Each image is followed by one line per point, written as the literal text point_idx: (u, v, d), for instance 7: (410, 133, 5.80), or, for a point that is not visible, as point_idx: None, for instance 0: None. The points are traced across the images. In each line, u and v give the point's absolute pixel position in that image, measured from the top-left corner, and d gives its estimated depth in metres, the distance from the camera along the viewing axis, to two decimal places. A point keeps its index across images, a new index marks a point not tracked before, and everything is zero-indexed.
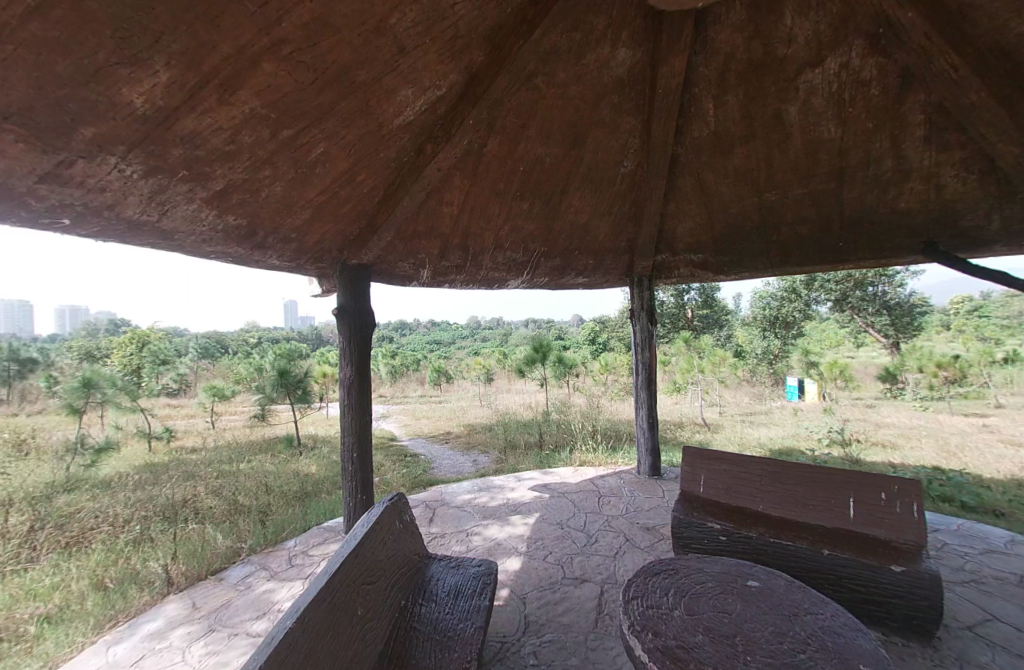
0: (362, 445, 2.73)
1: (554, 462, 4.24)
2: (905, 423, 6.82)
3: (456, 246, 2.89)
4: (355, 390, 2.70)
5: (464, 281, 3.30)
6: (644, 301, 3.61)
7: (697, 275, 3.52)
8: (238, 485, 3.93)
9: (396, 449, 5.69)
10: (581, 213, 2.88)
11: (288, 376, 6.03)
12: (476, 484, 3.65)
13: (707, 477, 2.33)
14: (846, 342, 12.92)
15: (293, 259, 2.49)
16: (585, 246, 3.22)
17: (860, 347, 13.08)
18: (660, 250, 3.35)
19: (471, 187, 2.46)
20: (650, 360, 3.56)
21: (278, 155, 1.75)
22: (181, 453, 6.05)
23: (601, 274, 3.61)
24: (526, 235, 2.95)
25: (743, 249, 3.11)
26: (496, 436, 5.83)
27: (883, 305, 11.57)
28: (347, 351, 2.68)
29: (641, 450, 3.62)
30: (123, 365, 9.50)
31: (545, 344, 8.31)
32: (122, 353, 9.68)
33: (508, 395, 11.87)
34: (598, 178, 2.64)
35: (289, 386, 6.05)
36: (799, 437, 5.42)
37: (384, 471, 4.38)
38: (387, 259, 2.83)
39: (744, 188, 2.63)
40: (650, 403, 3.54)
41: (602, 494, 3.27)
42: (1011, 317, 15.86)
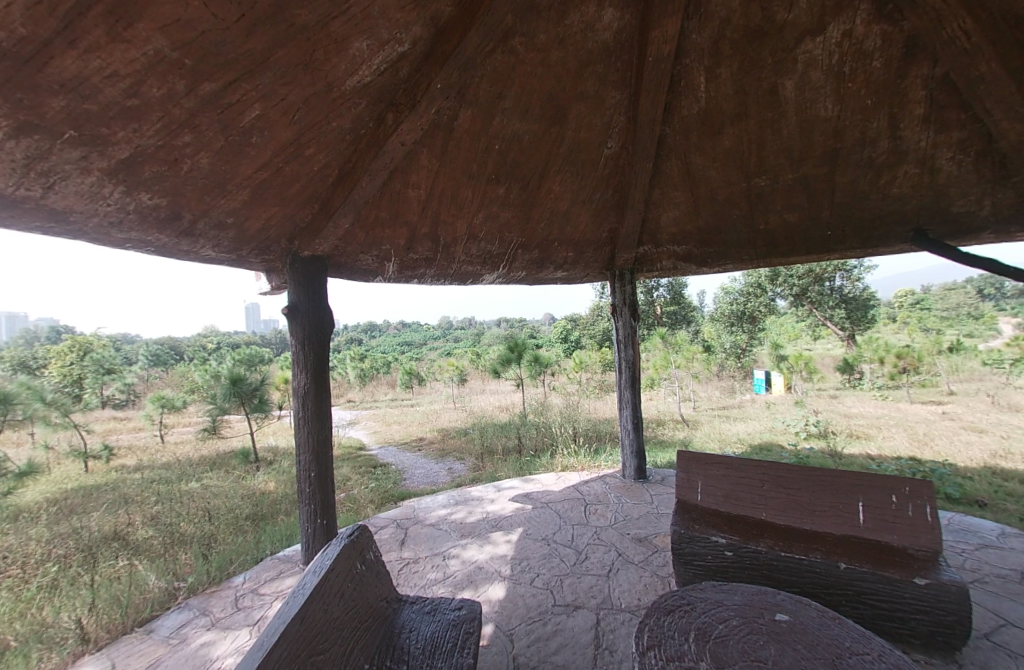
0: (322, 461, 2.40)
1: (534, 467, 4.00)
2: (871, 413, 7.00)
3: (423, 236, 2.59)
4: (311, 401, 2.36)
5: (433, 276, 3.01)
6: (626, 296, 3.42)
7: (680, 267, 3.34)
8: (182, 509, 3.50)
9: (365, 459, 5.33)
10: (561, 200, 2.65)
11: (241, 385, 5.51)
12: (452, 497, 3.36)
13: (704, 484, 2.11)
14: (808, 335, 13.37)
15: (232, 251, 2.14)
16: (565, 236, 2.98)
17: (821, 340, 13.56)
18: (643, 242, 3.15)
19: (440, 167, 2.18)
20: (633, 358, 3.37)
21: (199, 115, 1.42)
22: (121, 473, 5.46)
23: (581, 268, 3.39)
24: (503, 223, 2.69)
25: (729, 240, 2.94)
26: (472, 441, 5.54)
27: (842, 299, 12.00)
28: (300, 357, 2.35)
29: (626, 453, 3.43)
30: (59, 376, 8.67)
31: (520, 343, 8.08)
32: (59, 362, 8.82)
33: (483, 396, 11.62)
34: (580, 161, 2.41)
35: (243, 396, 5.54)
36: (776, 430, 5.42)
37: (350, 485, 4.02)
38: (345, 250, 2.50)
39: (734, 173, 2.46)
40: (634, 402, 3.36)
41: (587, 502, 3.05)
42: (953, 309, 16.90)
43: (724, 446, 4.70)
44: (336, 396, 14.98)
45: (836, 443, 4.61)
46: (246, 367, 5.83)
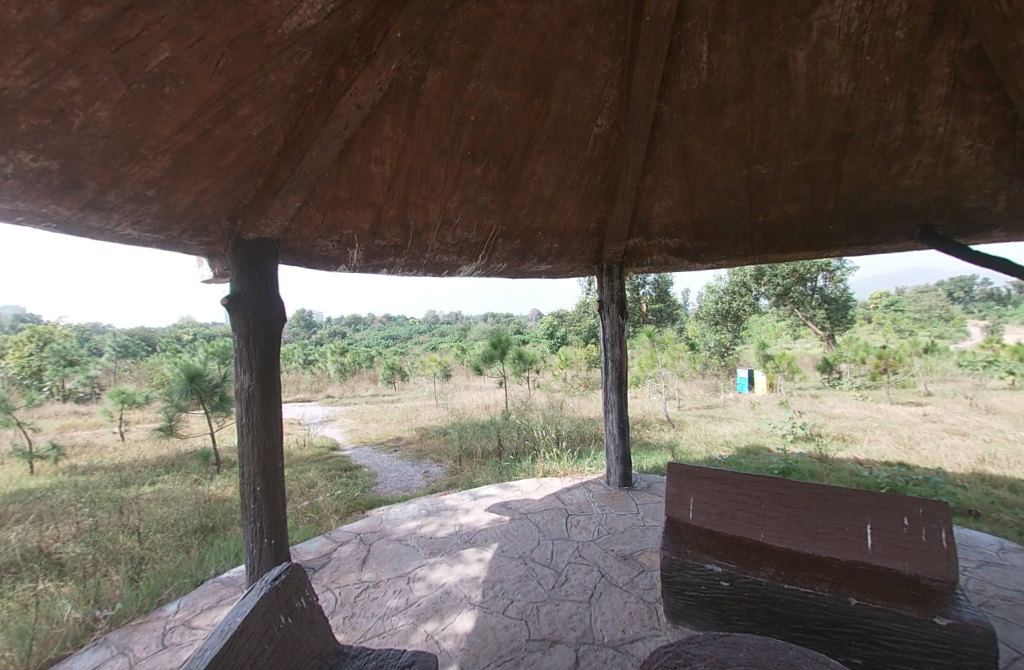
0: (273, 473, 2.14)
1: (513, 471, 3.78)
2: (854, 413, 6.97)
3: (390, 220, 2.30)
4: (257, 404, 2.07)
5: (404, 266, 2.72)
6: (614, 292, 3.17)
7: (671, 262, 3.09)
8: (124, 518, 3.17)
9: (336, 460, 5.03)
10: (545, 184, 2.39)
11: (201, 381, 5.14)
12: (423, 507, 3.09)
13: (697, 500, 1.90)
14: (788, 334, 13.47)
15: (159, 229, 1.84)
16: (549, 226, 2.72)
17: (803, 339, 13.65)
18: (633, 234, 2.90)
19: (405, 139, 1.90)
20: (620, 358, 3.15)
21: (84, 50, 1.14)
22: (69, 474, 5.06)
23: (567, 262, 3.14)
24: (480, 208, 2.41)
25: (725, 233, 2.71)
26: (451, 442, 5.28)
27: (824, 299, 12.07)
28: (244, 354, 2.05)
29: (611, 459, 3.21)
30: (16, 368, 8.18)
31: (503, 340, 7.82)
32: (15, 354, 8.31)
33: (466, 393, 11.37)
34: (566, 139, 2.16)
35: (202, 393, 5.17)
36: (763, 431, 5.28)
37: (315, 491, 3.72)
38: (300, 231, 2.20)
39: (734, 158, 2.24)
40: (621, 405, 3.15)
41: (569, 514, 2.82)
42: (928, 311, 17.27)
43: (711, 449, 4.53)
44: (315, 391, 14.51)
45: (824, 447, 4.48)
46: (207, 362, 5.45)
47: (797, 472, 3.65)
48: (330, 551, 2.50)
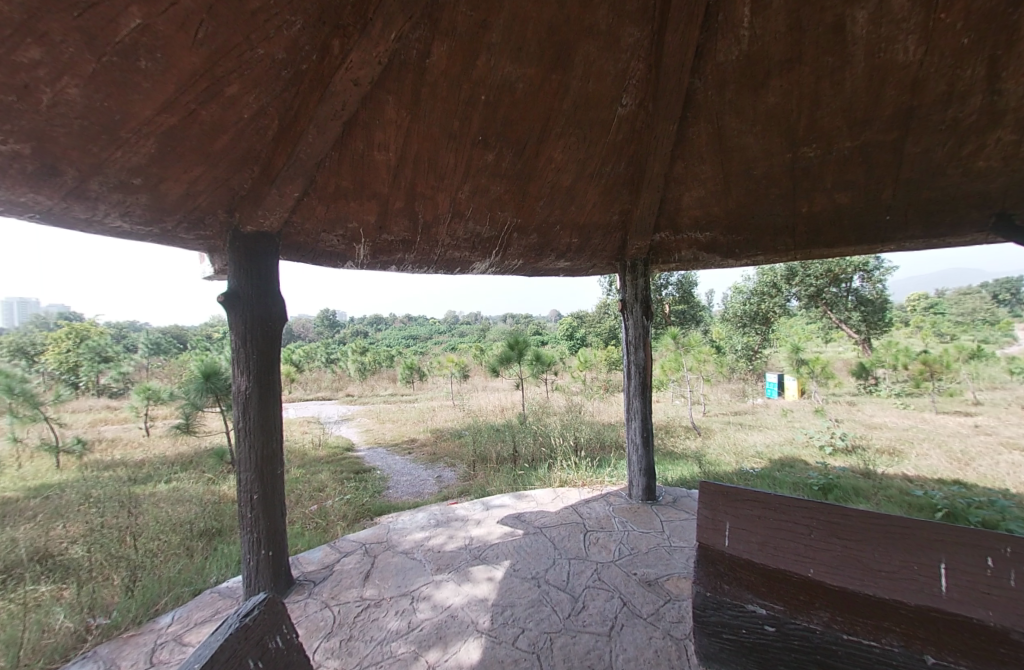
0: (271, 479, 2.01)
1: (528, 479, 3.59)
2: (896, 423, 6.49)
3: (397, 212, 2.15)
4: (254, 408, 1.95)
5: (414, 263, 2.58)
6: (638, 290, 2.94)
7: (701, 259, 2.84)
8: (132, 517, 3.13)
9: (350, 462, 4.95)
10: (564, 173, 2.19)
11: (217, 379, 5.13)
12: (432, 516, 2.94)
13: (732, 529, 1.11)
14: (819, 337, 12.85)
15: (151, 221, 1.74)
16: (568, 219, 2.52)
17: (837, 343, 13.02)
18: (660, 228, 2.67)
19: (411, 122, 1.75)
20: (644, 362, 2.91)
21: (40, 14, 1.02)
22: (92, 470, 5.14)
23: (587, 259, 2.92)
24: (493, 200, 2.23)
25: (764, 225, 2.46)
26: (465, 446, 5.12)
27: (860, 301, 11.43)
28: (242, 356, 1.93)
29: (633, 471, 2.99)
30: (55, 364, 8.54)
31: (521, 341, 7.62)
32: (54, 349, 8.64)
33: (484, 394, 11.24)
34: (588, 122, 1.96)
35: (218, 391, 5.16)
36: (798, 442, 4.92)
37: (324, 495, 3.62)
38: (303, 224, 2.08)
39: (776, 139, 2.01)
40: (644, 414, 2.93)
41: (587, 530, 2.61)
42: (972, 313, 16.27)
43: (741, 459, 4.22)
44: (336, 389, 14.66)
45: (867, 461, 4.12)
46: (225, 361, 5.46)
47: (839, 488, 3.33)
48: (333, 562, 2.36)
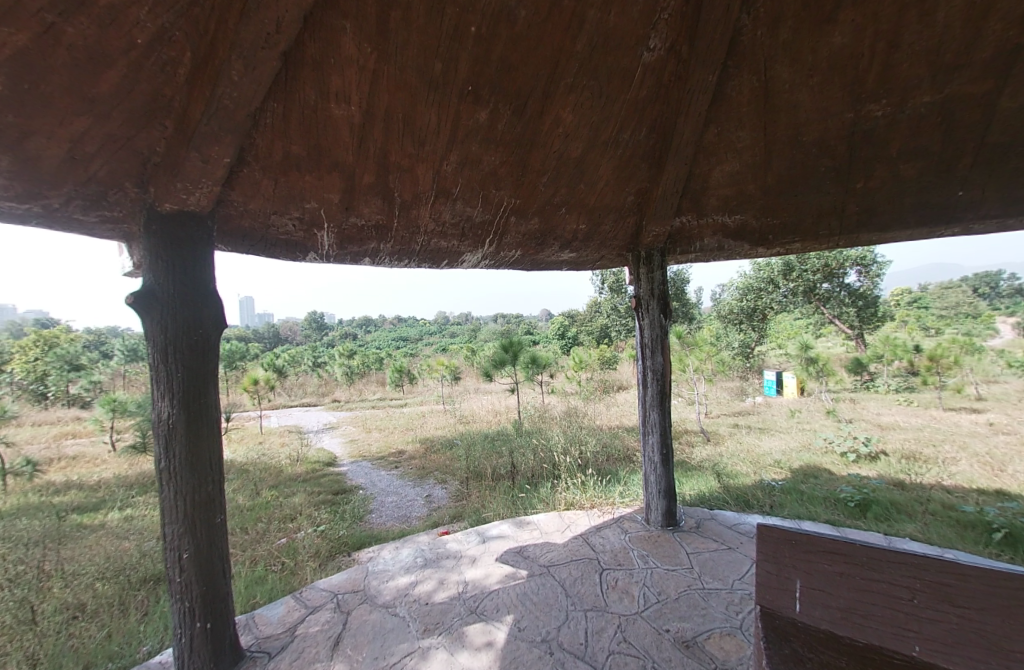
0: (210, 531, 1.58)
1: (529, 500, 3.17)
2: (907, 422, 6.18)
3: (366, 188, 1.71)
4: (180, 441, 1.51)
5: (391, 254, 2.14)
6: (654, 284, 2.52)
7: (726, 248, 2.43)
8: (63, 561, 2.64)
9: (330, 480, 4.48)
10: (573, 141, 1.76)
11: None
12: (419, 552, 2.49)
13: (807, 590, 0.87)
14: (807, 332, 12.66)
15: (27, 194, 1.31)
16: (575, 201, 2.09)
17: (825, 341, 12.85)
18: (682, 211, 2.23)
19: (377, 63, 1.32)
20: (663, 367, 2.51)
21: None
22: (41, 494, 4.59)
23: (594, 249, 2.50)
24: (485, 176, 1.80)
25: (807, 204, 2.08)
26: (457, 459, 4.67)
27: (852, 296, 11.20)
28: (163, 374, 1.49)
29: (650, 492, 2.59)
30: (21, 373, 7.77)
31: (514, 342, 7.18)
32: (20, 359, 7.98)
33: (477, 397, 10.79)
34: (606, 72, 1.54)
35: None
36: (815, 447, 4.55)
37: (295, 525, 3.15)
38: (246, 201, 1.64)
39: (836, 93, 1.63)
40: (664, 427, 2.53)
41: (603, 569, 2.20)
42: (962, 306, 16.23)
43: (760, 469, 3.83)
44: (321, 394, 14.06)
45: (896, 469, 3.76)
46: None
47: (876, 504, 2.96)
48: (296, 623, 1.92)
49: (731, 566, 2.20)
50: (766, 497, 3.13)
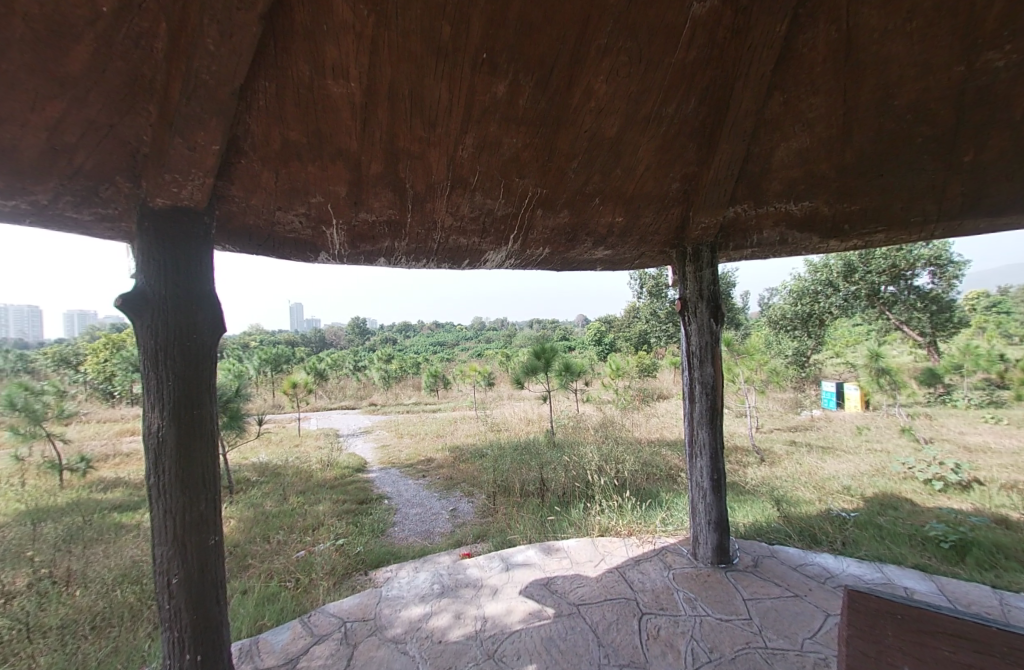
0: (203, 557, 1.44)
1: (559, 522, 2.90)
2: (1000, 444, 5.38)
3: (375, 180, 1.54)
4: (170, 457, 1.38)
5: (407, 254, 1.97)
6: (703, 284, 2.21)
7: (791, 241, 2.11)
8: (89, 565, 2.65)
9: (357, 487, 4.40)
10: (609, 117, 1.52)
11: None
12: (436, 577, 2.28)
13: None
14: None
15: (12, 188, 1.23)
16: (611, 190, 1.84)
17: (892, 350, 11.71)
18: (737, 199, 1.93)
19: (376, 28, 1.14)
20: (714, 379, 2.19)
21: None
22: (92, 490, 4.81)
23: (632, 246, 2.23)
24: (507, 162, 1.59)
25: (894, 184, 1.74)
26: (485, 470, 4.46)
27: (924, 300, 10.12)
28: (154, 384, 1.38)
29: (698, 523, 2.27)
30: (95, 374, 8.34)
31: (547, 348, 6.94)
32: (92, 360, 8.65)
33: (510, 404, 10.60)
34: (647, 29, 1.29)
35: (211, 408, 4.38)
36: (891, 472, 3.98)
37: (316, 536, 3.04)
38: (247, 196, 1.50)
39: (941, 41, 1.31)
40: (714, 448, 2.20)
41: (642, 614, 1.90)
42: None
43: (826, 497, 3.37)
44: (359, 397, 14.35)
45: (996, 503, 3.18)
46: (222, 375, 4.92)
47: (978, 547, 2.48)
48: (299, 655, 1.75)
49: (799, 621, 1.85)
50: (836, 532, 2.70)
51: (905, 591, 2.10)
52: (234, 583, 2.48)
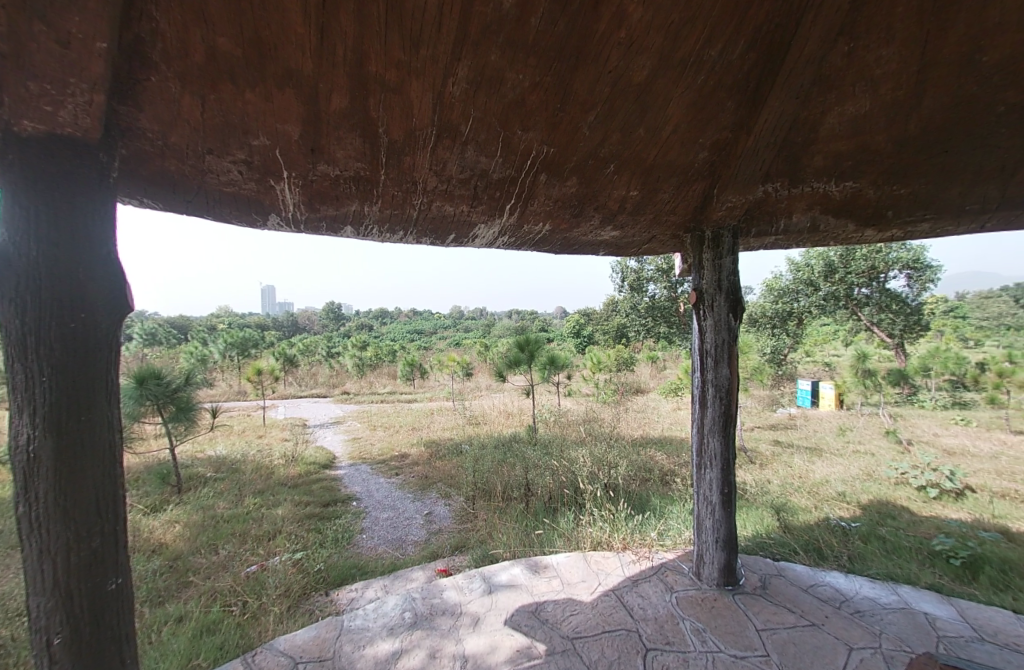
0: (100, 607, 1.08)
1: (547, 533, 2.63)
2: (978, 447, 5.41)
3: (338, 119, 1.20)
4: (46, 480, 1.02)
5: (379, 224, 1.64)
6: (720, 273, 1.96)
7: (823, 226, 1.89)
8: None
9: (324, 487, 4.04)
10: (641, 56, 1.18)
11: (156, 385, 3.86)
12: (408, 602, 1.97)
13: None
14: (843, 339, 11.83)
15: None
16: (630, 156, 1.53)
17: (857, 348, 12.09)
18: (771, 175, 1.66)
19: None
20: (730, 381, 1.94)
21: None
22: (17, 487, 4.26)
23: (644, 225, 1.96)
24: (509, 107, 1.25)
25: (952, 160, 1.53)
26: (464, 469, 4.16)
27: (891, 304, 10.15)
28: (22, 381, 1.00)
29: (704, 541, 2.02)
30: None
31: (531, 340, 6.64)
32: None
33: (489, 396, 10.30)
34: None
35: (157, 398, 3.89)
36: (882, 477, 3.88)
37: (271, 546, 2.69)
38: (165, 131, 1.14)
39: None
40: (726, 459, 1.95)
41: (647, 651, 1.65)
42: (1004, 317, 15.14)
43: (823, 504, 3.21)
44: (332, 385, 13.80)
45: (993, 513, 3.08)
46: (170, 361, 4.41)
47: (988, 563, 2.35)
48: None
49: (820, 659, 1.63)
50: (841, 545, 2.54)
51: (925, 617, 1.92)
52: (169, 607, 2.12)
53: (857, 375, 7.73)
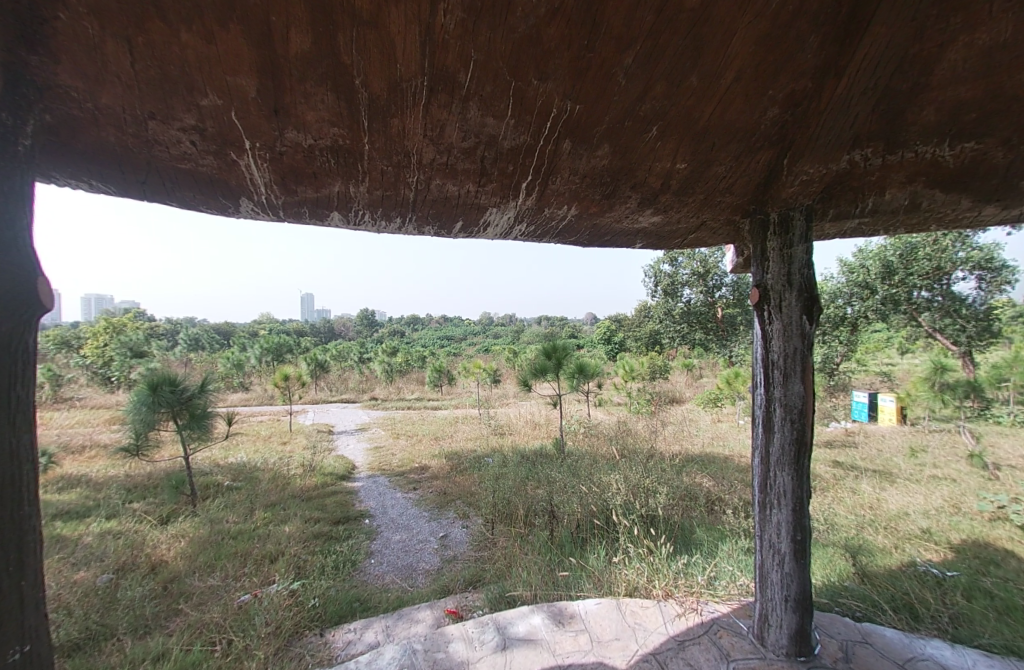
0: None
1: (573, 573, 2.28)
2: None
3: (301, 67, 0.93)
4: None
5: (372, 207, 1.40)
6: (789, 267, 1.59)
7: (924, 198, 1.50)
8: None
9: (338, 501, 3.83)
10: None
11: (170, 392, 3.78)
12: (406, 656, 1.68)
13: None
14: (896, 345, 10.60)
15: None
16: (677, 117, 1.20)
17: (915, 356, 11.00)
18: (863, 139, 1.29)
19: None
20: (804, 400, 1.56)
21: None
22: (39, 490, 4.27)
23: (691, 208, 1.63)
24: (520, 47, 0.95)
25: None
26: (485, 487, 3.86)
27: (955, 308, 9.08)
28: None
29: (766, 598, 1.63)
30: None
31: (559, 347, 6.33)
32: None
33: (516, 405, 10.01)
34: None
35: (171, 405, 3.80)
36: (973, 511, 3.29)
37: (270, 572, 2.47)
38: (90, 86, 0.92)
39: None
40: (798, 497, 1.57)
41: None
42: None
43: (905, 545, 2.70)
44: (360, 390, 13.89)
45: None
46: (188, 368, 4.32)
47: None
48: None
49: None
50: (938, 603, 2.06)
51: None
52: (151, 641, 1.91)
53: (931, 389, 6.78)
